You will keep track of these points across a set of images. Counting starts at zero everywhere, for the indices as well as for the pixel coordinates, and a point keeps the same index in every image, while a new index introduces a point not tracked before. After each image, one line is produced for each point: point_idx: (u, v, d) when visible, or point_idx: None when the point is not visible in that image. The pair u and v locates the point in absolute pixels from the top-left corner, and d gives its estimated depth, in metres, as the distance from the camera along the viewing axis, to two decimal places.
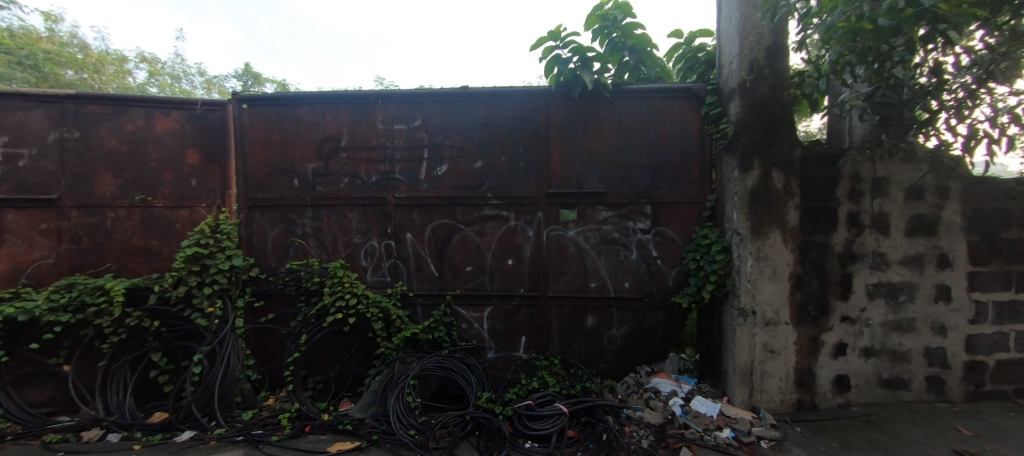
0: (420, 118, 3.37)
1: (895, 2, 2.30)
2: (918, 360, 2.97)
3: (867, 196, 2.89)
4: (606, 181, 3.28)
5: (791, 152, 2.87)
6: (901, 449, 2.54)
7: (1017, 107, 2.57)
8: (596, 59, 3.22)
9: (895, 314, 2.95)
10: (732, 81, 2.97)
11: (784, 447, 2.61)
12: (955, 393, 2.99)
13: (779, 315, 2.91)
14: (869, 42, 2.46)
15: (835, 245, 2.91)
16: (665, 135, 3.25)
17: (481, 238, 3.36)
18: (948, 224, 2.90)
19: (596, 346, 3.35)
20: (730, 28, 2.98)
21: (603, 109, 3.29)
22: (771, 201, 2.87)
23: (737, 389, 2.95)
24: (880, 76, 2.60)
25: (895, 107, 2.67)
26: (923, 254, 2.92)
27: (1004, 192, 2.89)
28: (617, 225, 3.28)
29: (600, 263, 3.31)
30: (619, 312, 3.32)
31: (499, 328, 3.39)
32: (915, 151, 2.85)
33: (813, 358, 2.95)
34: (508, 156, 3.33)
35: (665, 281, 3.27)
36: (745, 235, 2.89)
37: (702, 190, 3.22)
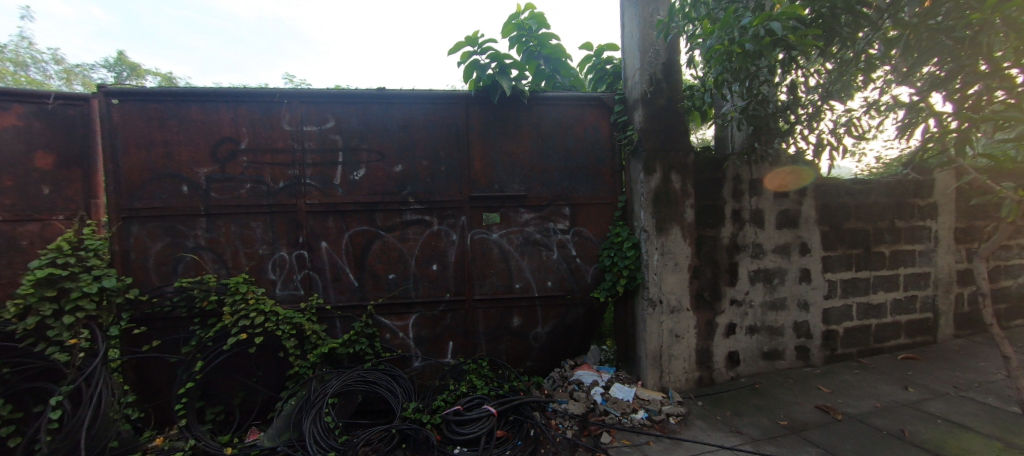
0: (332, 119, 3.18)
1: (758, 30, 2.67)
2: (789, 333, 3.51)
3: (746, 194, 3.35)
4: (526, 184, 3.39)
5: (685, 157, 3.23)
6: (778, 410, 2.99)
7: (849, 122, 3.18)
8: (513, 66, 3.33)
9: (771, 294, 3.45)
10: (635, 92, 3.26)
11: (689, 421, 2.91)
12: (816, 358, 3.59)
13: (681, 303, 3.25)
14: (740, 64, 2.85)
15: (723, 238, 3.33)
16: (580, 141, 3.46)
17: (403, 244, 3.26)
18: (806, 217, 3.48)
19: (522, 345, 3.44)
20: (632, 44, 3.27)
21: (522, 115, 3.41)
22: (670, 201, 3.20)
23: (649, 373, 3.23)
24: (750, 92, 3.05)
25: (764, 119, 3.13)
26: (789, 243, 3.46)
27: (844, 190, 3.56)
28: (538, 226, 3.41)
29: (523, 264, 3.40)
30: (543, 311, 3.44)
31: (425, 335, 3.32)
32: (780, 156, 3.38)
33: (710, 339, 3.34)
34: (429, 160, 3.28)
35: (584, 278, 3.47)
36: (651, 232, 3.18)
37: (613, 192, 3.47)
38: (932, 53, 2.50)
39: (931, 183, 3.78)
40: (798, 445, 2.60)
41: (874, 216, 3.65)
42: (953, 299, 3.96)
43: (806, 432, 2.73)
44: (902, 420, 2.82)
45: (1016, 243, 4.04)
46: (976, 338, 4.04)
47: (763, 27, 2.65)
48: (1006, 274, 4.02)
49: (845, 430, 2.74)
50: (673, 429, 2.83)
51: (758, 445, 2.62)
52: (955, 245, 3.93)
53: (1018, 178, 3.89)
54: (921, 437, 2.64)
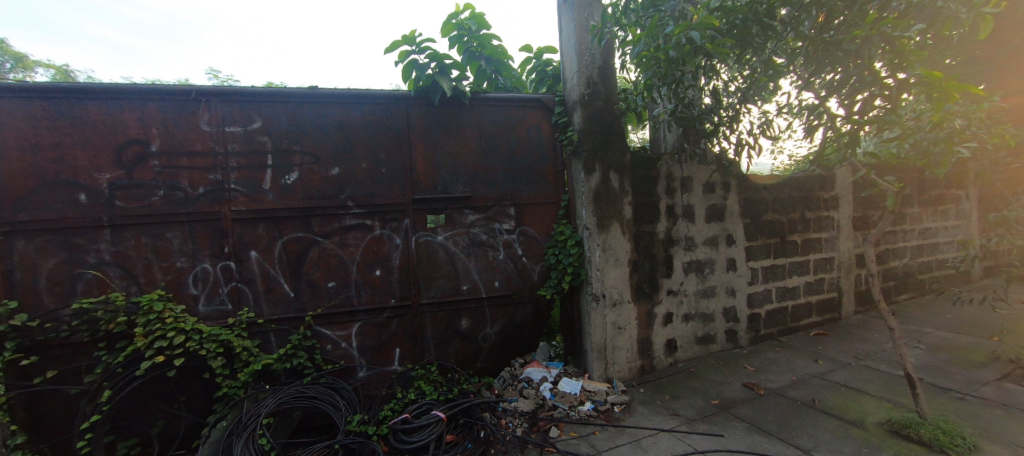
0: (259, 120, 2.96)
1: (679, 39, 2.90)
2: (719, 318, 3.80)
3: (678, 191, 3.58)
4: (471, 185, 3.37)
5: (622, 157, 3.38)
6: (711, 390, 3.23)
7: (764, 123, 3.49)
8: (454, 66, 3.30)
9: (703, 283, 3.72)
10: (574, 94, 3.36)
11: (632, 408, 3.06)
12: (743, 340, 3.92)
13: (623, 296, 3.39)
14: (665, 69, 3.06)
15: (659, 232, 3.53)
16: (522, 141, 3.50)
17: (343, 250, 3.12)
18: (731, 211, 3.79)
19: (472, 346, 3.43)
20: (569, 47, 3.37)
21: (464, 116, 3.39)
22: (610, 199, 3.33)
23: (595, 365, 3.34)
24: (677, 96, 3.27)
25: (690, 121, 3.37)
26: (717, 236, 3.75)
27: (762, 185, 3.92)
28: (484, 227, 3.40)
29: (470, 265, 3.39)
30: (492, 311, 3.45)
31: (370, 343, 3.20)
32: (707, 155, 3.64)
33: (649, 329, 3.53)
34: (368, 162, 3.16)
35: (531, 276, 3.52)
36: (593, 229, 3.30)
37: (556, 191, 3.55)
38: (827, 62, 2.84)
39: (833, 177, 4.27)
40: (728, 421, 2.82)
41: (788, 209, 4.05)
42: (853, 279, 4.50)
43: (735, 409, 2.97)
44: (813, 390, 3.16)
45: (901, 228, 4.66)
46: (872, 312, 4.62)
47: (684, 36, 2.87)
48: (893, 255, 4.63)
49: (767, 404, 3.02)
50: (617, 418, 2.96)
51: (693, 425, 2.81)
52: (854, 232, 4.46)
53: (900, 172, 4.49)
54: (828, 404, 2.98)
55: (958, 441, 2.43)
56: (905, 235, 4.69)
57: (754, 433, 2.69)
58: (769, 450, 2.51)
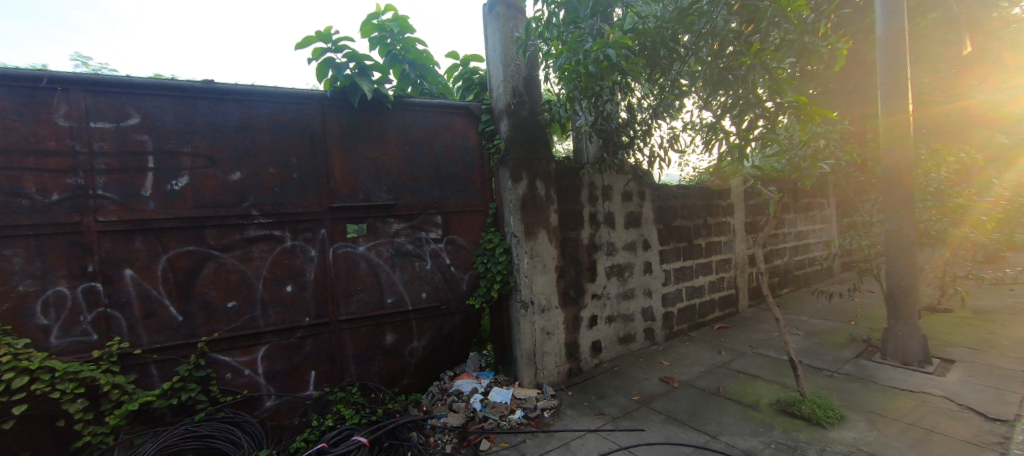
0: (137, 115, 2.53)
1: (597, 56, 3.06)
2: (638, 318, 4.06)
3: (600, 199, 3.78)
4: (395, 192, 3.22)
5: (547, 166, 3.48)
6: (632, 387, 3.41)
7: (672, 138, 3.85)
8: (375, 68, 3.14)
9: (623, 286, 3.94)
10: (500, 103, 3.39)
11: (560, 412, 3.11)
12: (659, 337, 4.23)
13: (550, 301, 3.45)
14: (585, 83, 3.21)
15: (583, 239, 3.68)
16: (448, 148, 3.44)
17: (246, 265, 2.76)
18: (646, 218, 4.09)
19: (397, 363, 3.24)
20: (495, 57, 3.40)
21: (386, 120, 3.23)
22: (536, 207, 3.40)
23: (525, 372, 3.35)
24: (597, 109, 3.45)
25: (609, 133, 3.59)
26: (635, 241, 4.01)
27: (672, 194, 4.30)
28: (409, 237, 3.26)
29: (394, 277, 3.21)
30: (419, 324, 3.31)
31: (281, 367, 2.86)
32: (624, 165, 3.90)
33: (576, 332, 3.64)
34: (277, 167, 2.86)
35: (459, 286, 3.45)
36: (520, 237, 3.32)
37: (484, 199, 3.54)
38: (720, 85, 3.19)
39: (729, 187, 4.82)
40: (648, 415, 3.00)
41: (693, 215, 4.49)
42: (746, 277, 5.11)
43: (653, 403, 3.17)
44: (718, 379, 3.50)
45: (781, 231, 5.40)
46: (762, 305, 5.28)
47: (602, 53, 3.07)
48: (776, 255, 5.36)
49: (680, 395, 3.27)
50: (547, 423, 2.98)
51: (617, 422, 2.94)
52: (746, 235, 5.08)
53: (780, 183, 5.23)
54: (730, 390, 3.31)
55: (829, 413, 2.84)
56: (784, 237, 5.45)
57: (670, 424, 2.89)
58: (683, 439, 2.71)
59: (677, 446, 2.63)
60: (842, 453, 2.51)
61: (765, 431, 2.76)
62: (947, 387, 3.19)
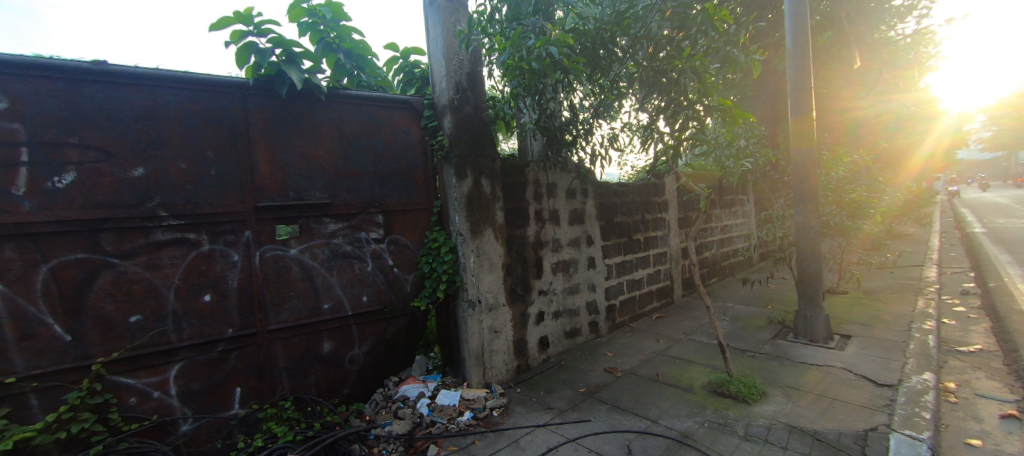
0: (3, 98, 2.10)
1: (539, 52, 3.08)
2: (583, 312, 4.17)
3: (544, 197, 3.84)
4: (330, 190, 3.00)
5: (493, 163, 3.44)
6: (578, 380, 3.49)
7: (612, 137, 3.98)
8: (305, 56, 2.91)
9: (568, 281, 4.02)
10: (443, 99, 3.30)
11: (509, 409, 3.09)
12: (602, 329, 4.38)
13: (498, 300, 3.42)
14: (528, 80, 3.22)
15: (528, 236, 3.70)
16: (389, 144, 3.28)
17: (154, 273, 2.41)
18: (589, 215, 4.23)
19: (337, 372, 3.04)
20: (437, 50, 3.30)
21: (319, 113, 3.00)
22: (482, 205, 3.34)
23: (473, 373, 3.29)
24: (540, 107, 3.48)
25: (553, 130, 3.63)
26: (578, 237, 4.12)
27: (612, 191, 4.48)
28: (348, 237, 3.06)
29: (332, 281, 3.00)
30: (360, 330, 3.12)
31: (199, 386, 2.54)
32: (568, 163, 3.99)
33: (523, 329, 3.65)
34: (190, 162, 2.54)
35: (402, 288, 3.31)
36: (466, 235, 3.25)
37: (427, 197, 3.43)
38: (655, 88, 3.36)
39: (664, 184, 5.12)
40: (594, 406, 3.08)
41: (632, 212, 4.71)
42: (680, 269, 5.47)
43: (598, 394, 3.26)
44: (657, 366, 3.69)
45: (710, 226, 5.84)
46: (694, 294, 5.68)
47: (544, 50, 3.08)
48: (706, 248, 5.79)
49: (624, 384, 3.40)
50: (496, 422, 2.94)
51: (565, 415, 2.98)
52: (679, 230, 5.43)
53: (708, 181, 5.63)
54: (668, 376, 3.51)
55: (753, 390, 3.11)
56: (712, 231, 5.90)
57: (614, 413, 2.99)
58: (627, 426, 2.82)
59: (622, 433, 2.73)
60: (765, 426, 2.76)
61: (700, 412, 2.96)
62: (847, 359, 3.64)
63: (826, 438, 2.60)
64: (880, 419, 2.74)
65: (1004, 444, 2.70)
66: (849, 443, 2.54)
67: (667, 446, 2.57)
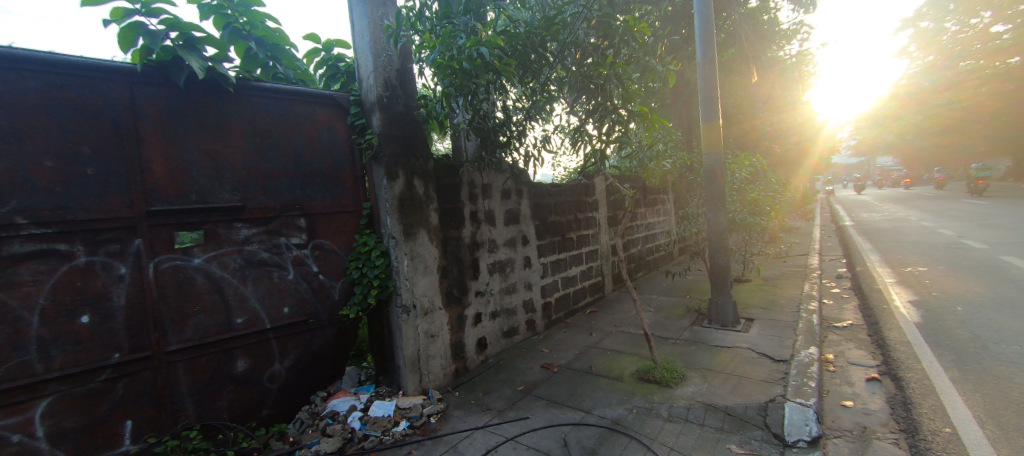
0: None
1: (471, 52, 3.03)
2: (520, 311, 4.22)
3: (479, 197, 3.82)
4: (242, 192, 2.71)
5: (425, 163, 3.34)
6: (516, 379, 3.52)
7: (545, 139, 4.06)
8: (207, 42, 2.60)
9: (505, 281, 4.04)
10: (371, 95, 3.13)
11: (447, 414, 3.02)
12: (539, 326, 4.47)
13: (433, 303, 3.33)
14: (459, 79, 3.15)
15: (464, 237, 3.65)
16: (311, 143, 3.04)
17: (9, 293, 1.99)
18: (524, 214, 4.29)
19: (255, 392, 2.76)
20: (363, 44, 3.12)
21: (227, 106, 2.68)
22: (415, 206, 3.22)
23: (409, 380, 3.17)
24: (473, 107, 3.43)
25: (486, 131, 3.61)
26: (514, 237, 4.16)
27: (546, 191, 4.58)
28: (264, 244, 2.78)
29: (246, 292, 2.70)
30: (281, 344, 2.86)
31: (76, 424, 2.14)
32: (502, 164, 4.01)
33: (461, 332, 3.59)
34: (59, 160, 2.14)
35: (329, 296, 3.10)
36: (399, 238, 3.10)
37: (356, 199, 3.24)
38: (583, 92, 3.48)
39: (593, 185, 5.35)
40: (531, 403, 3.12)
41: (565, 211, 4.85)
42: (611, 264, 5.76)
43: (535, 391, 3.31)
44: (589, 359, 3.84)
45: (636, 223, 6.23)
46: (622, 288, 6.02)
47: (475, 51, 3.04)
48: (632, 244, 6.15)
49: (559, 379, 3.49)
50: (434, 429, 2.85)
51: (503, 414, 2.98)
52: (609, 227, 5.71)
53: (633, 181, 5.98)
54: (600, 367, 3.67)
55: (675, 374, 3.36)
56: (638, 228, 6.29)
57: (551, 408, 3.05)
58: (564, 419, 2.89)
59: (558, 427, 2.79)
60: (685, 406, 2.99)
61: (629, 398, 3.13)
62: (751, 340, 4.08)
63: (735, 412, 2.89)
64: (777, 391, 3.11)
65: (869, 403, 3.20)
66: (754, 414, 2.85)
67: (601, 435, 2.68)
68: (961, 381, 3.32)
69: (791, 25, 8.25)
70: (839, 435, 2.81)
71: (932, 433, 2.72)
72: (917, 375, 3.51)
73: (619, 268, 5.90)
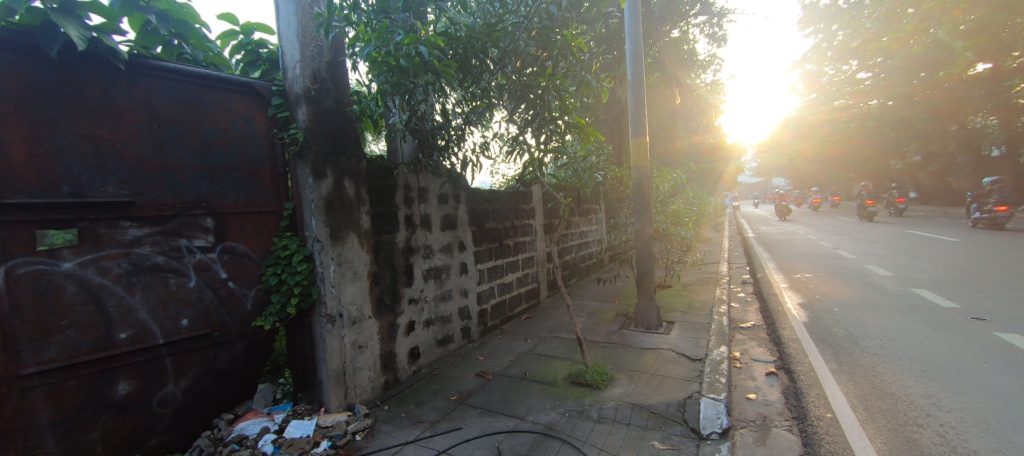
0: None
1: (409, 49, 2.88)
2: (455, 318, 4.11)
3: (415, 201, 3.67)
4: (133, 186, 2.32)
5: (357, 164, 3.14)
6: (449, 388, 3.40)
7: (483, 145, 4.01)
8: (91, 9, 2.21)
9: (440, 288, 3.91)
10: (297, 87, 2.88)
11: (374, 430, 2.82)
12: (474, 334, 4.39)
13: (362, 312, 3.11)
14: (396, 78, 2.99)
15: (398, 242, 3.48)
16: (222, 134, 2.71)
17: None
18: (461, 221, 4.20)
19: (141, 418, 2.36)
20: (289, 31, 2.86)
21: (115, 85, 2.30)
22: (344, 208, 3.00)
23: (333, 396, 2.92)
24: (410, 107, 3.26)
25: (424, 133, 3.48)
26: (450, 243, 4.05)
27: (483, 198, 4.55)
28: (159, 247, 2.41)
29: (134, 302, 2.32)
30: (177, 361, 2.48)
31: None
32: (439, 168, 3.90)
33: (392, 341, 3.39)
34: None
35: (240, 306, 2.76)
36: (325, 242, 2.86)
37: (275, 199, 2.94)
38: (523, 101, 3.48)
39: (530, 193, 5.41)
40: (465, 412, 3.03)
41: (502, 218, 4.84)
42: (546, 271, 5.85)
43: (469, 399, 3.22)
44: (524, 365, 3.83)
45: (571, 231, 6.41)
46: (557, 294, 6.14)
47: (414, 49, 2.90)
48: (566, 251, 6.30)
49: (493, 387, 3.43)
50: (359, 446, 2.65)
51: (435, 426, 2.85)
52: (545, 235, 5.81)
53: (567, 191, 6.16)
54: (534, 373, 3.67)
55: (604, 376, 3.46)
56: (572, 236, 6.48)
57: (485, 416, 2.98)
58: (498, 427, 2.84)
59: (492, 435, 2.73)
60: (613, 407, 3.08)
61: (561, 403, 3.16)
62: (672, 341, 4.35)
63: (658, 410, 3.04)
64: (694, 388, 3.33)
65: (769, 395, 3.55)
66: (674, 411, 3.01)
67: (534, 441, 2.66)
68: (839, 371, 3.80)
69: (706, 57, 9.06)
70: (745, 425, 3.06)
71: (818, 418, 3.07)
72: (805, 368, 3.97)
73: (554, 275, 6.01)
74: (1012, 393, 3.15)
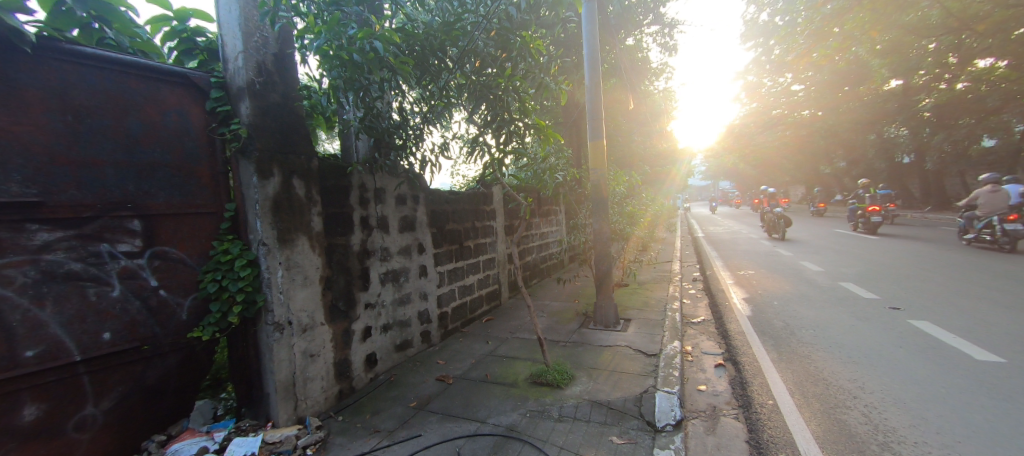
0: None
1: (363, 43, 2.74)
2: (414, 322, 3.99)
3: (370, 203, 3.53)
4: (43, 184, 2.06)
5: (307, 162, 2.97)
6: (408, 394, 3.30)
7: (442, 145, 3.91)
8: None
9: (398, 291, 3.79)
10: (239, 79, 2.68)
11: (327, 443, 2.68)
12: (434, 337, 4.29)
13: (313, 319, 2.95)
14: (350, 73, 2.86)
15: (353, 245, 3.33)
16: (152, 128, 2.47)
17: None
18: (420, 222, 4.09)
19: (54, 445, 2.10)
20: (229, 19, 2.66)
21: (20, 70, 2.03)
22: (292, 209, 2.83)
23: (282, 409, 2.75)
24: (365, 104, 3.12)
25: (379, 132, 3.33)
26: (409, 245, 3.94)
27: (443, 199, 4.46)
28: (76, 252, 2.16)
29: (45, 315, 2.06)
30: (99, 379, 2.23)
31: None
32: (396, 168, 3.77)
33: (346, 348, 3.24)
34: None
35: (174, 316, 2.53)
36: (272, 245, 2.68)
37: (215, 199, 2.72)
38: (482, 100, 3.43)
39: (490, 194, 5.37)
40: (424, 419, 2.95)
41: (463, 219, 4.77)
42: (507, 272, 5.83)
43: (429, 405, 3.14)
44: (485, 367, 3.79)
45: (531, 232, 6.43)
46: (518, 295, 6.14)
47: (369, 43, 2.75)
48: (527, 252, 6.31)
49: (454, 391, 3.36)
50: None
51: (393, 435, 2.75)
52: (506, 236, 5.79)
53: (527, 192, 6.18)
54: (495, 375, 3.64)
55: (564, 375, 3.49)
56: (533, 237, 6.51)
57: (445, 421, 2.91)
58: (458, 432, 2.78)
59: (452, 441, 2.67)
60: (573, 405, 3.10)
61: (523, 403, 3.14)
62: (630, 338, 4.47)
63: (616, 405, 3.10)
64: (649, 382, 3.43)
65: (717, 386, 3.72)
66: (630, 406, 3.08)
67: (495, 443, 2.63)
68: (780, 360, 4.05)
69: (659, 64, 9.42)
70: (696, 416, 3.18)
71: (761, 405, 3.25)
72: (750, 358, 4.20)
73: (515, 276, 6.01)
74: (925, 374, 3.49)
